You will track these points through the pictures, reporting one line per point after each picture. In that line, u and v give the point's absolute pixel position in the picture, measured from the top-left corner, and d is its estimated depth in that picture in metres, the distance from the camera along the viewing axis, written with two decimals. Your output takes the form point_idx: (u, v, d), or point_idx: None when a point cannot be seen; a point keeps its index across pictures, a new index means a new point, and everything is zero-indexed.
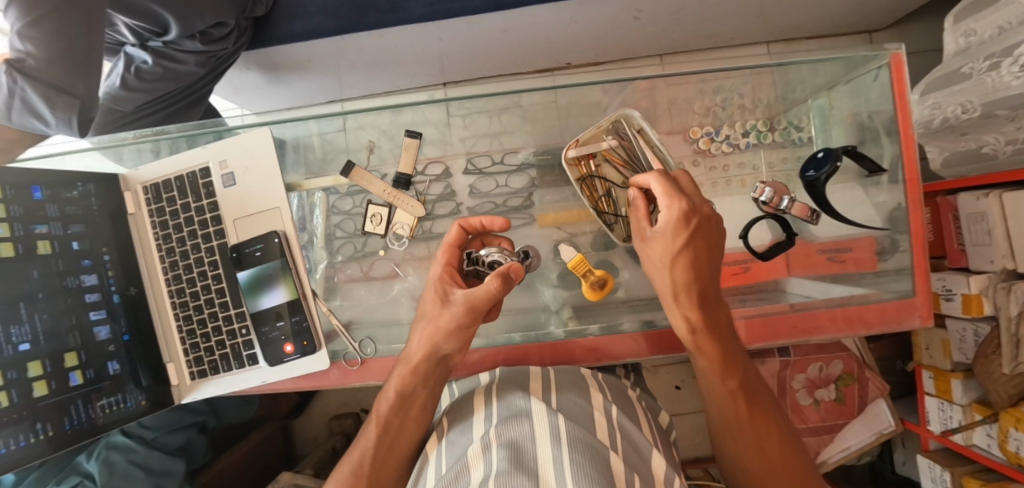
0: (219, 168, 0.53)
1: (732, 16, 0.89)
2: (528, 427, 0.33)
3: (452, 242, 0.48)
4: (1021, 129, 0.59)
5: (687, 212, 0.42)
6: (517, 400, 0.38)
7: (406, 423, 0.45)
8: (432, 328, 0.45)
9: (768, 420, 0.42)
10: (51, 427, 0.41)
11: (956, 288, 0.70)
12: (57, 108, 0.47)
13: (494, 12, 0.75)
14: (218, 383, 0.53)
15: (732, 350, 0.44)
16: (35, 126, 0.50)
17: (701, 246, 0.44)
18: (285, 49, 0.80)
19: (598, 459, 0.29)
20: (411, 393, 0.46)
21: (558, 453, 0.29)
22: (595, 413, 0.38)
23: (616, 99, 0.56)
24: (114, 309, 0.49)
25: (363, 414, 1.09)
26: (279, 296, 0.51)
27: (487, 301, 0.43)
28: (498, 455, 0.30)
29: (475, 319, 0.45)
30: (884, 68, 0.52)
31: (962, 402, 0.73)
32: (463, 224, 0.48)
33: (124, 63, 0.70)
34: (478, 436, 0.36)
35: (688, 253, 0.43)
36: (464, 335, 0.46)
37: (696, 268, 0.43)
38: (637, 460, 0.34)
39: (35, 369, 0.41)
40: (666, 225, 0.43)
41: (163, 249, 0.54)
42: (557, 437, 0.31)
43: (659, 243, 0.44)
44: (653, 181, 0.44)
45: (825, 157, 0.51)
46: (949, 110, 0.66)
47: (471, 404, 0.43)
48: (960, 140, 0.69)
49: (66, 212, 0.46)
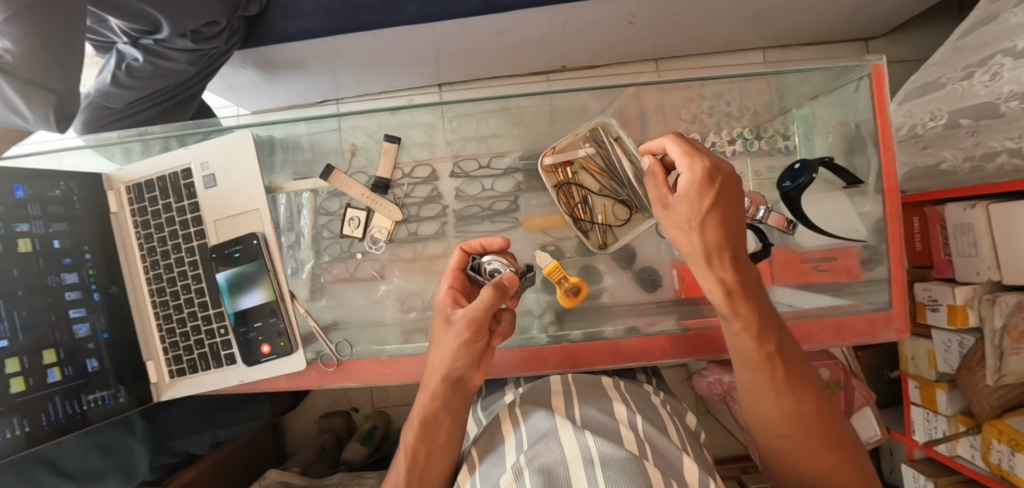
0: (201, 169, 0.54)
1: (726, 22, 0.89)
2: (559, 451, 0.33)
3: (456, 264, 0.49)
4: (978, 143, 0.63)
5: (714, 171, 0.38)
6: (544, 421, 0.39)
7: (434, 452, 0.44)
8: (441, 349, 0.44)
9: (805, 384, 0.39)
10: (29, 422, 0.41)
11: (942, 299, 0.70)
12: (34, 103, 0.48)
13: (486, 14, 0.75)
14: (196, 382, 0.54)
15: (768, 314, 0.40)
16: (15, 119, 0.51)
17: (731, 204, 0.39)
18: (278, 48, 0.81)
19: (632, 470, 0.29)
20: (437, 421, 0.45)
21: (594, 475, 0.30)
22: (620, 426, 0.38)
23: (603, 105, 0.57)
24: (95, 306, 0.50)
25: (353, 411, 1.12)
26: (257, 297, 0.52)
27: (486, 312, 0.41)
28: (531, 482, 0.30)
29: (479, 333, 0.43)
30: (864, 79, 0.53)
31: (946, 413, 0.73)
32: (463, 248, 0.48)
33: (116, 61, 0.71)
34: (509, 464, 0.36)
35: (721, 215, 0.38)
36: (472, 352, 0.44)
37: (727, 231, 0.38)
38: (669, 467, 0.33)
39: (13, 366, 0.41)
40: (689, 188, 0.38)
41: (145, 248, 0.54)
42: (589, 460, 0.31)
43: (685, 204, 0.38)
44: (672, 145, 0.40)
45: (801, 169, 0.51)
46: (919, 118, 0.71)
47: (500, 429, 0.44)
48: (921, 153, 0.73)
49: (48, 211, 0.47)
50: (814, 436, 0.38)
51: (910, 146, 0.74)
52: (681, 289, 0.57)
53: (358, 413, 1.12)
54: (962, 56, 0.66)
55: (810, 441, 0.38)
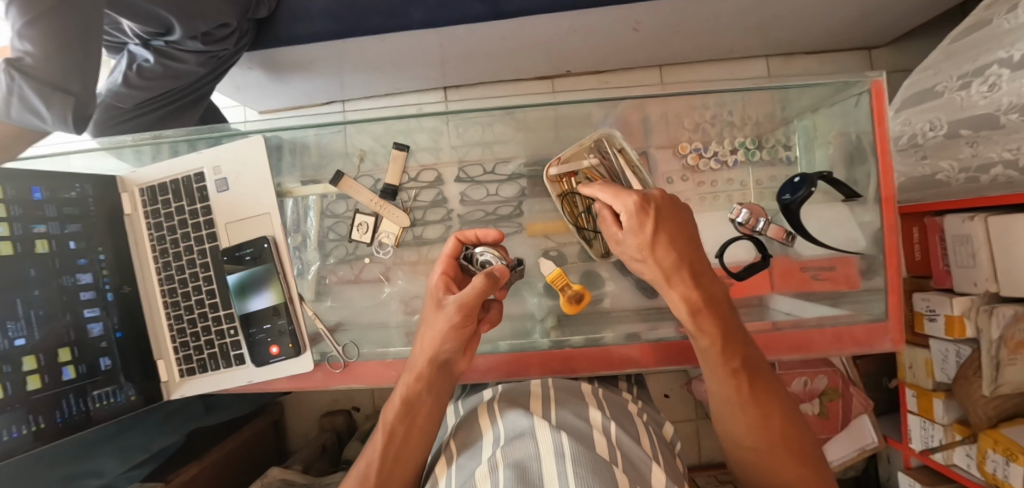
0: (213, 173, 0.55)
1: (730, 30, 0.90)
2: (531, 446, 0.34)
3: (449, 253, 0.50)
4: (976, 155, 0.63)
5: (646, 202, 0.41)
6: (521, 419, 0.40)
7: (413, 431, 0.45)
8: (429, 332, 0.45)
9: (772, 396, 0.41)
10: (43, 419, 0.43)
11: (940, 308, 0.71)
12: (52, 105, 0.48)
13: (492, 20, 0.76)
14: (206, 381, 0.55)
15: (733, 329, 0.42)
16: (32, 122, 0.51)
17: (675, 229, 0.41)
18: (286, 50, 0.82)
19: (602, 472, 0.30)
20: (416, 400, 0.46)
21: (563, 467, 0.30)
22: (593, 433, 0.38)
23: (607, 113, 0.57)
24: (108, 306, 0.51)
25: (354, 411, 1.13)
26: (267, 299, 0.53)
27: (478, 297, 0.43)
28: (504, 476, 0.31)
29: (469, 317, 0.44)
30: (865, 94, 0.53)
31: (943, 421, 0.73)
32: (459, 237, 0.49)
33: (127, 62, 0.73)
34: (485, 458, 0.37)
35: (665, 241, 0.40)
36: (461, 336, 0.44)
37: (678, 253, 0.41)
38: (637, 474, 0.34)
39: (30, 363, 0.43)
40: (632, 220, 0.41)
41: (157, 249, 0.55)
42: (559, 453, 0.32)
43: (632, 234, 0.41)
44: (600, 192, 0.43)
45: (801, 182, 0.52)
46: (918, 127, 0.71)
47: (478, 426, 0.44)
48: (920, 164, 0.73)
49: (64, 212, 0.48)
50: (780, 446, 0.40)
51: (911, 156, 0.74)
52: None
53: (359, 413, 1.13)
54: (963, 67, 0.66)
55: (779, 451, 0.40)
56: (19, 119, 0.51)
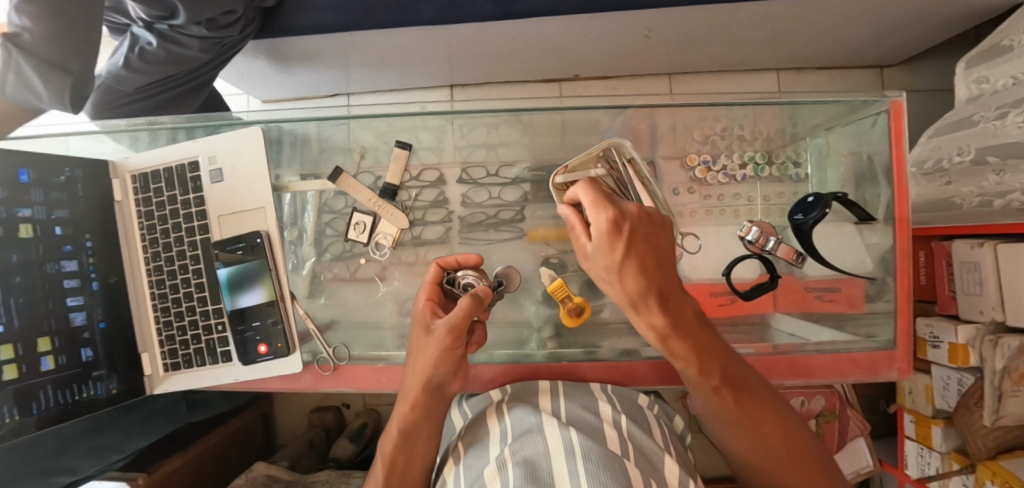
0: (208, 163, 0.54)
1: (741, 41, 0.89)
2: (541, 443, 0.35)
3: (431, 280, 0.48)
4: (1001, 183, 0.62)
5: (617, 217, 0.37)
6: (528, 416, 0.40)
7: (413, 458, 0.43)
8: (422, 357, 0.43)
9: (761, 405, 0.39)
10: (19, 410, 0.40)
11: (944, 336, 0.70)
12: (50, 83, 0.47)
13: (502, 20, 0.75)
14: (189, 377, 0.53)
15: (710, 344, 0.39)
16: (24, 100, 0.48)
17: (650, 249, 0.38)
18: (293, 40, 0.80)
19: (614, 467, 0.30)
20: (415, 430, 0.43)
21: (574, 465, 0.31)
22: (603, 424, 0.38)
23: (615, 120, 0.57)
24: (92, 296, 0.49)
25: (344, 408, 1.11)
26: (258, 296, 0.52)
27: (465, 316, 0.42)
28: (514, 473, 0.31)
29: (461, 339, 0.42)
30: (883, 114, 0.52)
31: (941, 449, 0.73)
32: (440, 263, 0.48)
33: (129, 44, 0.71)
34: (493, 457, 0.37)
35: (636, 264, 0.37)
36: (453, 358, 0.43)
37: (646, 272, 0.37)
38: (651, 466, 0.34)
39: (7, 352, 0.41)
40: (598, 239, 0.38)
41: (147, 239, 0.54)
42: (569, 449, 0.33)
43: (602, 256, 0.38)
44: (583, 193, 0.40)
45: (815, 202, 0.50)
46: (947, 153, 0.70)
47: (485, 427, 0.43)
48: (944, 188, 0.72)
49: (51, 197, 0.47)
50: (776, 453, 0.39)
51: (935, 180, 0.74)
52: None
53: (348, 410, 1.12)
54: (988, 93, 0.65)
55: (774, 461, 0.39)
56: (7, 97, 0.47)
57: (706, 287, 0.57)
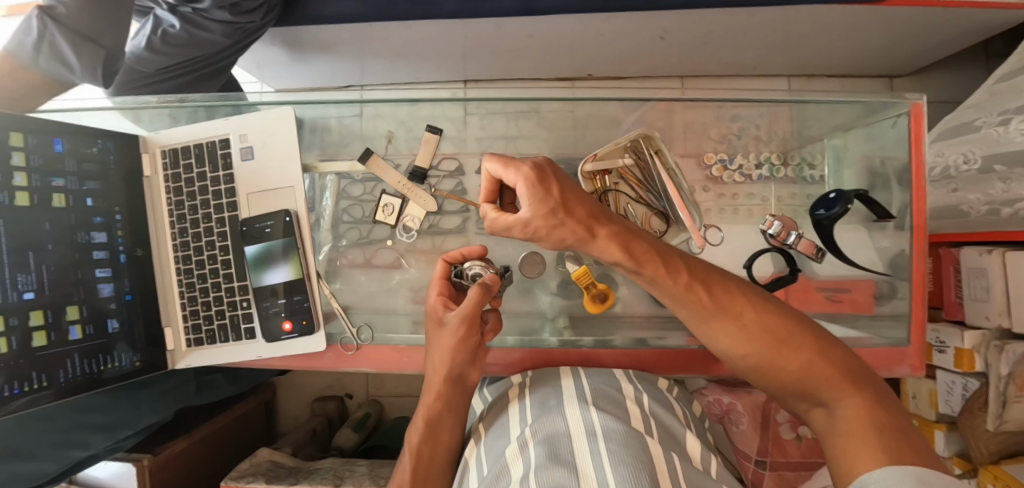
0: (239, 141, 0.54)
1: (755, 46, 0.90)
2: (562, 422, 0.35)
3: (439, 275, 0.48)
4: (1008, 191, 0.63)
5: (528, 176, 0.38)
6: (550, 398, 0.40)
7: (438, 449, 0.43)
8: (439, 349, 0.43)
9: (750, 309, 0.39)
10: (46, 378, 0.41)
11: (950, 341, 0.71)
12: (83, 56, 0.48)
13: (522, 15, 0.75)
14: (212, 352, 0.54)
15: (707, 273, 0.41)
16: (59, 73, 0.49)
17: (563, 193, 0.38)
18: (312, 28, 0.80)
19: (637, 447, 0.31)
20: (440, 420, 0.43)
21: (595, 446, 0.31)
22: (626, 400, 0.40)
23: (633, 116, 0.58)
24: (119, 268, 0.50)
25: (347, 398, 1.11)
26: (284, 274, 0.53)
27: (478, 307, 0.42)
28: (536, 452, 0.32)
29: (474, 328, 0.43)
30: (903, 116, 0.53)
31: (944, 453, 0.75)
32: (445, 259, 0.48)
33: (152, 25, 0.71)
34: (514, 437, 0.37)
35: (578, 217, 0.39)
36: (470, 348, 0.44)
37: (596, 219, 0.39)
38: (673, 441, 0.35)
39: (36, 318, 0.41)
40: (533, 202, 0.37)
41: (174, 215, 0.54)
42: (591, 431, 0.33)
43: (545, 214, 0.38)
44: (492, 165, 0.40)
45: (836, 198, 0.51)
46: (951, 158, 0.71)
47: (507, 408, 0.44)
48: (951, 196, 0.73)
49: (83, 168, 0.47)
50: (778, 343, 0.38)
51: (942, 187, 0.74)
52: None
53: (351, 401, 1.12)
54: (994, 98, 0.68)
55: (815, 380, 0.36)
56: (30, 67, 0.49)
57: None
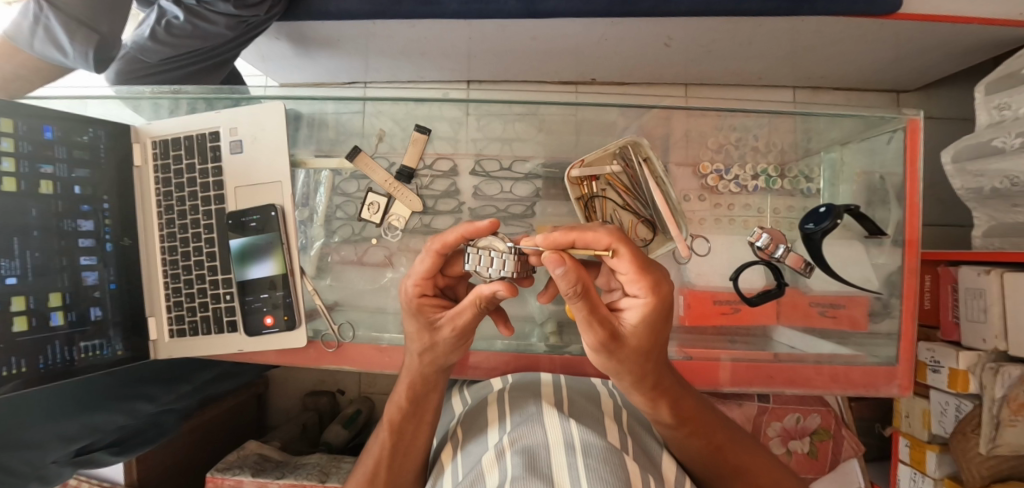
0: (229, 134, 0.54)
1: (761, 56, 0.89)
2: (541, 434, 0.34)
3: (424, 270, 0.35)
4: None
5: (656, 305, 0.29)
6: (530, 408, 0.40)
7: (421, 428, 0.42)
8: (422, 347, 0.37)
9: (736, 449, 0.40)
10: (25, 363, 0.42)
11: (944, 361, 0.70)
12: (75, 40, 0.50)
13: (526, 18, 0.75)
14: (195, 343, 0.55)
15: (703, 413, 0.40)
16: (54, 56, 0.53)
17: (657, 341, 0.32)
18: (315, 24, 0.80)
19: (614, 462, 0.30)
20: (422, 400, 0.41)
21: (573, 460, 0.30)
22: (605, 419, 0.40)
23: (632, 124, 0.57)
24: (105, 257, 0.51)
25: (339, 394, 1.11)
26: (268, 268, 0.53)
27: (477, 315, 0.35)
28: (513, 462, 0.31)
29: (467, 337, 0.37)
30: (899, 131, 0.53)
31: (934, 475, 0.73)
32: (436, 248, 0.33)
33: (156, 15, 0.71)
34: (492, 445, 0.37)
35: (638, 365, 0.32)
36: (460, 350, 0.39)
37: (652, 380, 0.34)
38: (649, 464, 0.35)
39: (19, 304, 0.43)
40: (637, 334, 0.30)
41: (162, 205, 0.55)
42: (570, 444, 0.32)
43: (597, 339, 0.29)
44: (634, 312, 0.30)
45: (827, 213, 0.51)
46: (995, 181, 0.67)
47: (486, 414, 0.43)
48: (1010, 211, 0.67)
49: (74, 155, 0.49)
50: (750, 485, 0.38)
51: (999, 204, 0.69)
52: (684, 317, 0.56)
53: (343, 396, 1.12)
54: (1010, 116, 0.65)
55: None
56: (28, 50, 0.53)
57: (711, 294, 0.56)
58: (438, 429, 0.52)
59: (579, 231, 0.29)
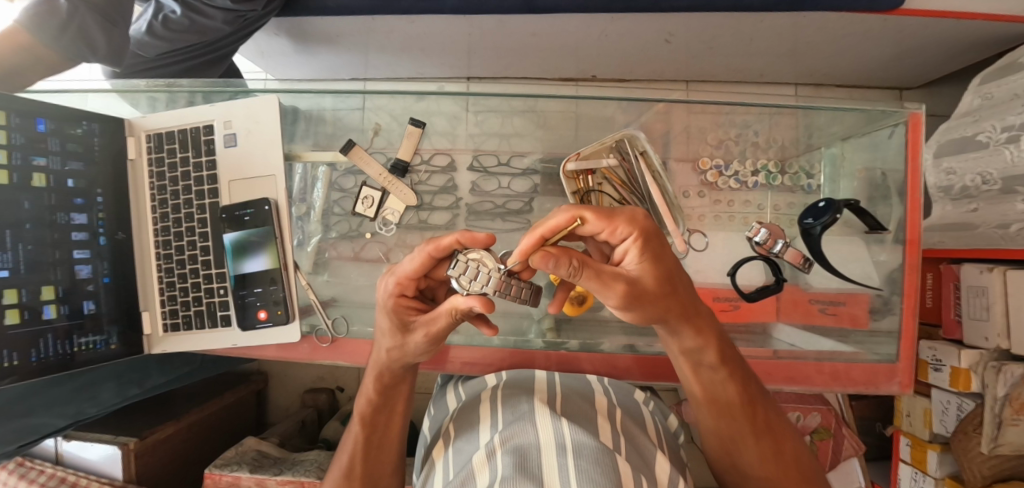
0: (223, 127, 0.54)
1: (762, 52, 0.89)
2: (532, 434, 0.34)
3: (411, 269, 0.33)
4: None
5: (647, 233, 0.27)
6: (521, 406, 0.39)
7: (393, 418, 0.42)
8: (393, 346, 0.36)
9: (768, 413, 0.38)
10: (17, 356, 0.42)
11: (947, 359, 0.69)
12: (108, 37, 0.52)
13: (525, 13, 0.74)
14: (190, 338, 0.55)
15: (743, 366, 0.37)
16: (78, 54, 0.52)
17: (674, 275, 0.29)
18: (314, 20, 0.79)
19: (605, 463, 0.29)
20: (393, 393, 0.41)
21: (563, 460, 0.30)
22: (599, 416, 0.40)
23: (632, 118, 0.56)
24: (99, 251, 0.51)
25: (337, 391, 1.10)
26: (262, 263, 0.52)
27: (453, 324, 0.33)
28: (503, 462, 0.31)
29: (439, 343, 0.35)
30: (901, 125, 0.52)
31: (935, 474, 0.73)
32: (429, 249, 0.32)
33: (154, 10, 0.71)
34: (483, 443, 0.36)
35: (674, 302, 0.29)
36: (430, 354, 0.37)
37: (695, 316, 0.32)
38: (641, 463, 0.34)
39: (11, 297, 0.43)
40: (653, 270, 0.27)
41: (156, 199, 0.55)
42: (561, 445, 0.32)
43: (618, 297, 0.26)
44: (632, 253, 0.27)
45: (826, 207, 0.50)
46: (967, 179, 0.66)
47: (477, 411, 0.43)
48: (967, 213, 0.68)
49: (67, 148, 0.49)
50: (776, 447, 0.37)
51: (962, 206, 0.69)
52: None
53: (342, 393, 1.11)
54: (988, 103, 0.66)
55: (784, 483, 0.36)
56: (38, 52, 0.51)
57: (709, 291, 0.56)
58: (431, 423, 0.52)
59: (541, 223, 0.28)
